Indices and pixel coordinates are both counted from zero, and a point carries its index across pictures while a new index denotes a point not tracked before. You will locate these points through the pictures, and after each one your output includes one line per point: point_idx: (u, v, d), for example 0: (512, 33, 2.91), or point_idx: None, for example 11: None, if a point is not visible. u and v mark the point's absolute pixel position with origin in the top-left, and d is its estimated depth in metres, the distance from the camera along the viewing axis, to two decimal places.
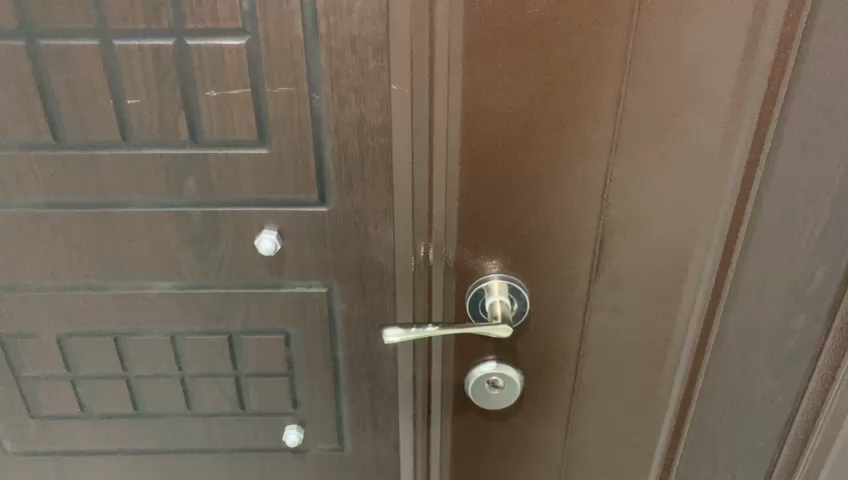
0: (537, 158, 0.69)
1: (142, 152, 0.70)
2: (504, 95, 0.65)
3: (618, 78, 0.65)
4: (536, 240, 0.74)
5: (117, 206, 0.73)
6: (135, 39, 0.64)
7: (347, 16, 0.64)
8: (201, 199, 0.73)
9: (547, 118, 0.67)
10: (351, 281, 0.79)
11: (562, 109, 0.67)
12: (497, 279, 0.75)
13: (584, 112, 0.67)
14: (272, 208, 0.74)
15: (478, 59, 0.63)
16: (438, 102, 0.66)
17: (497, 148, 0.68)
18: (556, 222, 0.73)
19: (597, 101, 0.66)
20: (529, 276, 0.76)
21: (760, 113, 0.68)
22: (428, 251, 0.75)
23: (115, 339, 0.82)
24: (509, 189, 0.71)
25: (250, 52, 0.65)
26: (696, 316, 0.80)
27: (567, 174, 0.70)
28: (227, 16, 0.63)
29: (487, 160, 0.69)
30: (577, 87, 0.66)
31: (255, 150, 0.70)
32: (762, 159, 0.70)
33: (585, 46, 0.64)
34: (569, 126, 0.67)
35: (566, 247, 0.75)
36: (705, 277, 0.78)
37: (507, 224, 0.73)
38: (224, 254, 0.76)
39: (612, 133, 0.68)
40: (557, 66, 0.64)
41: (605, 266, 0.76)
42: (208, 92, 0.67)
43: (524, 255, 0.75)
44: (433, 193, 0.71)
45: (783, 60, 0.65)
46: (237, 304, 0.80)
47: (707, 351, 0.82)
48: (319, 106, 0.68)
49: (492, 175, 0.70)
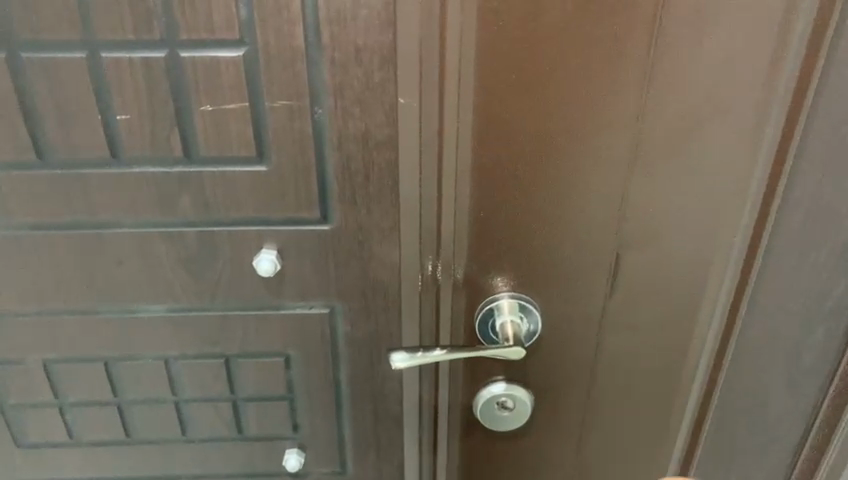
0: (552, 173, 0.66)
1: (133, 170, 0.66)
2: (518, 108, 0.62)
3: (637, 90, 0.62)
4: (550, 258, 0.71)
5: (106, 227, 0.69)
6: (125, 51, 0.59)
7: (352, 25, 0.60)
8: (196, 218, 0.69)
9: (562, 132, 0.63)
10: (354, 301, 0.76)
11: (579, 122, 0.63)
12: (507, 299, 0.72)
13: (602, 125, 0.63)
14: (271, 227, 0.70)
15: (491, 70, 0.60)
16: (448, 117, 0.62)
17: (510, 163, 0.65)
18: (570, 240, 0.70)
19: (615, 114, 0.63)
20: (541, 296, 0.73)
21: (784, 122, 0.65)
22: (436, 269, 0.71)
23: (105, 364, 0.78)
24: (523, 205, 0.67)
25: (247, 64, 0.61)
26: (714, 335, 0.78)
27: (583, 189, 0.67)
28: (223, 25, 0.59)
29: (500, 176, 0.65)
30: (594, 99, 0.62)
31: (254, 167, 0.66)
32: (785, 170, 0.67)
33: (603, 56, 0.60)
34: (585, 140, 0.64)
35: (580, 264, 0.71)
36: (723, 291, 0.75)
37: (518, 242, 0.69)
38: (221, 275, 0.73)
39: (630, 147, 0.65)
40: (574, 77, 0.61)
41: (621, 283, 0.73)
42: (203, 107, 0.63)
43: (537, 274, 0.71)
44: (441, 212, 0.68)
45: (810, 66, 0.62)
46: (234, 326, 0.77)
47: (722, 371, 0.80)
48: (321, 120, 0.64)
49: (504, 192, 0.66)
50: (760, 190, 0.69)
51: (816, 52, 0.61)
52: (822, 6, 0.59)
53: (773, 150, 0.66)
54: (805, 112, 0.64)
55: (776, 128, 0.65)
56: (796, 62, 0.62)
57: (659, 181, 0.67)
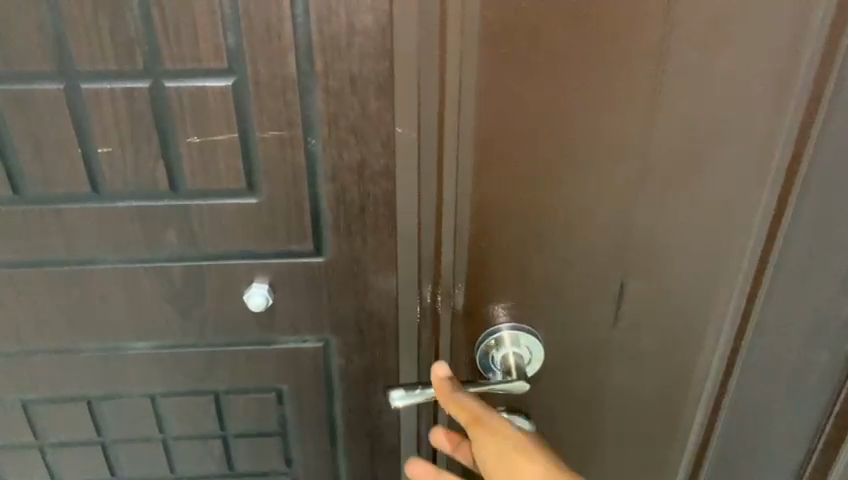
0: (555, 201, 0.63)
1: (115, 205, 0.62)
2: (519, 135, 0.59)
3: (644, 115, 0.59)
4: (553, 287, 0.68)
5: (87, 263, 0.65)
6: (106, 81, 0.56)
7: (347, 53, 0.57)
8: (183, 252, 0.65)
9: (565, 159, 0.61)
10: (349, 335, 0.73)
11: (584, 149, 0.60)
12: (508, 331, 0.69)
13: (607, 152, 0.61)
14: (261, 261, 0.67)
15: (492, 97, 0.57)
16: (447, 145, 0.60)
17: (513, 192, 0.62)
18: (575, 269, 0.67)
19: (621, 140, 0.60)
20: (546, 325, 0.71)
21: (793, 147, 0.62)
22: (436, 300, 0.69)
23: (88, 403, 0.75)
24: (526, 235, 0.64)
25: (236, 94, 0.58)
26: (718, 361, 0.75)
27: (588, 217, 0.64)
28: (210, 54, 0.56)
29: (501, 206, 0.62)
30: (599, 127, 0.59)
31: (243, 200, 0.63)
32: (792, 197, 0.64)
33: (608, 81, 0.57)
34: (590, 167, 0.61)
35: (584, 293, 0.69)
36: (727, 319, 0.73)
37: (520, 273, 0.67)
38: (209, 310, 0.69)
39: (638, 173, 0.62)
40: (578, 103, 0.58)
41: (625, 311, 0.71)
42: (190, 138, 0.59)
43: (540, 305, 0.69)
44: (441, 241, 0.65)
45: (820, 90, 0.59)
46: (224, 362, 0.73)
47: (725, 399, 0.77)
48: (315, 150, 0.61)
49: (505, 222, 0.63)
50: (769, 218, 0.67)
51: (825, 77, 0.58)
52: (834, 29, 0.56)
53: (782, 177, 0.64)
54: (813, 137, 0.61)
55: (786, 154, 0.63)
56: (807, 85, 0.59)
57: (666, 207, 0.65)
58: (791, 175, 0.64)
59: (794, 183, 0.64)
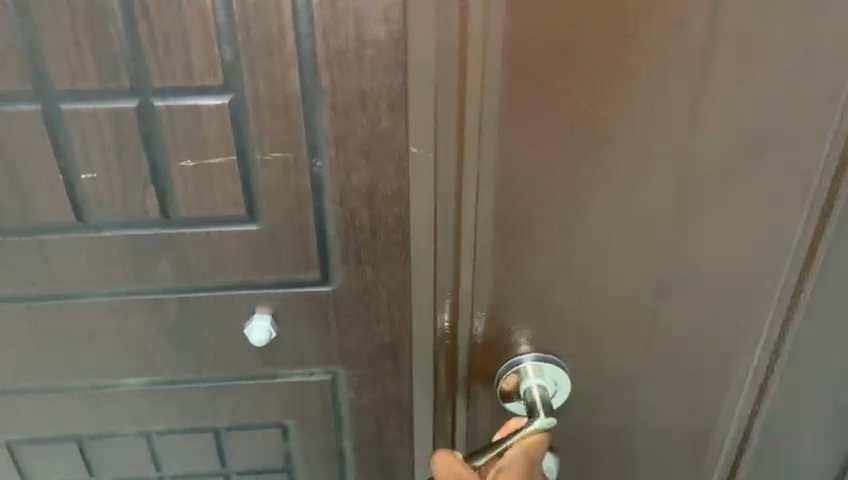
0: (585, 228, 0.56)
1: (102, 235, 0.56)
2: (547, 153, 0.52)
3: (688, 135, 0.52)
4: (581, 320, 0.62)
5: (73, 297, 0.60)
6: (88, 101, 0.50)
7: (355, 66, 0.51)
8: (177, 283, 0.60)
9: (599, 180, 0.53)
10: (359, 367, 0.67)
11: (622, 169, 0.53)
12: (531, 362, 0.63)
13: (647, 174, 0.53)
14: (264, 290, 0.61)
15: (518, 111, 0.50)
16: (468, 163, 0.53)
17: (539, 216, 0.55)
18: (606, 301, 0.60)
19: (664, 163, 0.53)
20: (572, 361, 0.64)
21: (838, 158, 0.54)
22: (453, 330, 0.63)
23: (79, 443, 0.69)
24: (553, 262, 0.58)
25: (233, 113, 0.52)
26: (747, 391, 0.68)
27: (622, 246, 0.57)
28: (204, 70, 0.50)
29: (524, 230, 0.56)
30: (639, 145, 0.52)
31: (242, 227, 0.57)
32: (834, 218, 0.57)
33: (651, 96, 0.50)
34: (627, 192, 0.54)
35: (616, 325, 0.62)
36: (758, 350, 0.65)
37: (545, 302, 0.60)
38: (207, 343, 0.64)
39: (681, 202, 0.55)
40: (617, 119, 0.51)
41: (660, 345, 0.64)
42: (182, 162, 0.54)
43: (567, 336, 0.63)
44: (459, 269, 0.59)
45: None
46: (224, 397, 0.68)
47: (757, 423, 0.71)
48: (321, 173, 0.56)
49: (529, 248, 0.57)
50: (808, 237, 0.58)
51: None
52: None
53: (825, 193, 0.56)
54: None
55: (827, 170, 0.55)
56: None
57: (707, 234, 0.57)
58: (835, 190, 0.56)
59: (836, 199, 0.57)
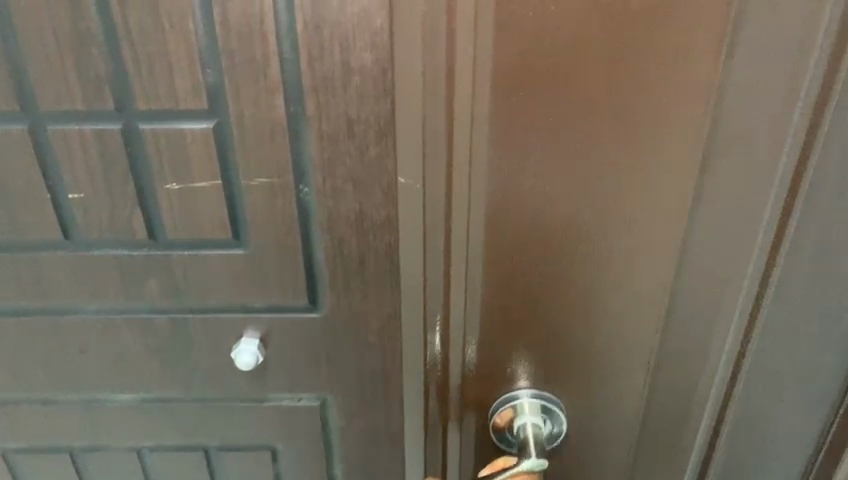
0: (581, 248, 0.55)
1: (90, 253, 0.56)
2: (539, 171, 0.52)
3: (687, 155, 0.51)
4: (579, 345, 0.60)
5: (63, 312, 0.60)
6: (74, 121, 0.50)
7: (342, 94, 0.50)
8: (165, 304, 0.60)
9: (594, 199, 0.53)
10: (349, 397, 0.65)
11: (620, 190, 0.52)
12: (528, 398, 0.62)
13: (646, 194, 0.53)
14: (251, 314, 0.60)
15: (509, 129, 0.50)
16: (459, 184, 0.52)
17: (532, 237, 0.55)
18: (603, 326, 0.59)
19: (666, 183, 0.52)
20: (568, 391, 0.63)
21: (798, 152, 0.51)
22: (444, 360, 0.61)
23: (71, 454, 0.69)
24: (549, 284, 0.57)
25: (217, 137, 0.51)
26: (715, 395, 0.64)
27: (621, 269, 0.56)
28: (188, 93, 0.49)
29: (518, 250, 0.55)
30: (638, 163, 0.51)
31: (228, 251, 0.56)
32: (795, 213, 0.53)
33: (649, 114, 0.49)
34: (624, 214, 0.53)
35: (615, 352, 0.61)
36: (720, 360, 0.61)
37: (541, 325, 0.59)
38: (196, 364, 0.63)
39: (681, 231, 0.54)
40: (612, 137, 0.50)
41: (659, 375, 0.62)
42: (168, 184, 0.53)
43: (564, 363, 0.61)
44: (451, 295, 0.58)
45: (829, 83, 0.48)
46: (213, 417, 0.67)
47: (716, 451, 0.67)
48: (308, 199, 0.54)
49: (522, 268, 0.56)
50: (768, 238, 0.55)
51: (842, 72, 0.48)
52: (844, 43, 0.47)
53: (787, 188, 0.53)
54: (818, 142, 0.50)
55: (787, 161, 0.51)
56: (819, 76, 0.48)
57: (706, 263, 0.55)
58: (795, 185, 0.52)
59: (798, 190, 0.53)
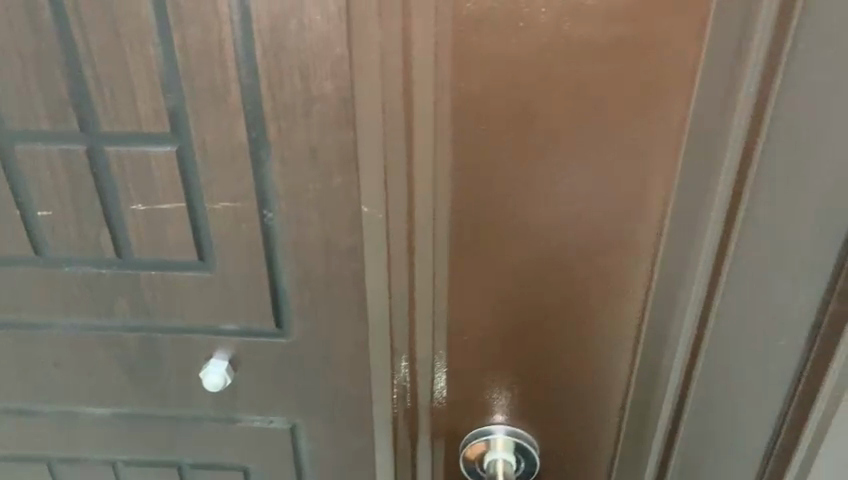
0: (548, 278, 0.54)
1: (61, 269, 0.57)
2: (501, 202, 0.50)
3: (658, 184, 0.49)
4: (546, 374, 0.59)
5: (36, 327, 0.60)
6: (40, 140, 0.50)
7: (304, 121, 0.49)
8: (135, 322, 0.60)
9: (558, 229, 0.52)
10: (320, 421, 0.64)
11: (587, 221, 0.51)
12: (502, 435, 0.61)
13: (616, 225, 0.51)
14: (220, 336, 0.60)
15: (468, 160, 0.49)
16: (420, 217, 0.51)
17: (494, 266, 0.53)
18: (573, 355, 0.58)
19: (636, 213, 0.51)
20: (537, 425, 0.62)
21: (747, 133, 0.43)
22: (412, 391, 0.60)
23: (49, 464, 0.70)
24: (516, 313, 0.56)
25: (181, 161, 0.51)
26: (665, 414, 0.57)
27: (591, 297, 0.55)
28: (150, 116, 0.49)
29: (482, 281, 0.54)
30: (605, 193, 0.50)
31: (195, 272, 0.56)
32: (730, 249, 0.46)
33: (614, 143, 0.48)
34: (592, 243, 0.52)
35: (588, 380, 0.59)
36: (668, 393, 0.56)
37: (510, 355, 0.58)
38: (167, 383, 0.63)
39: (647, 266, 0.53)
40: (577, 167, 0.49)
41: (632, 410, 0.60)
42: (134, 205, 0.53)
43: (534, 393, 0.60)
44: (416, 328, 0.57)
45: (761, 112, 0.42)
46: (184, 435, 0.67)
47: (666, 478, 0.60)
48: (273, 225, 0.53)
49: (486, 297, 0.55)
50: (703, 286, 0.50)
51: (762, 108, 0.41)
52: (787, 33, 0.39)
53: (713, 252, 0.48)
54: (761, 135, 0.42)
55: (722, 200, 0.46)
56: (747, 111, 0.42)
57: (675, 306, 0.53)
58: (730, 218, 0.46)
59: (733, 227, 0.46)
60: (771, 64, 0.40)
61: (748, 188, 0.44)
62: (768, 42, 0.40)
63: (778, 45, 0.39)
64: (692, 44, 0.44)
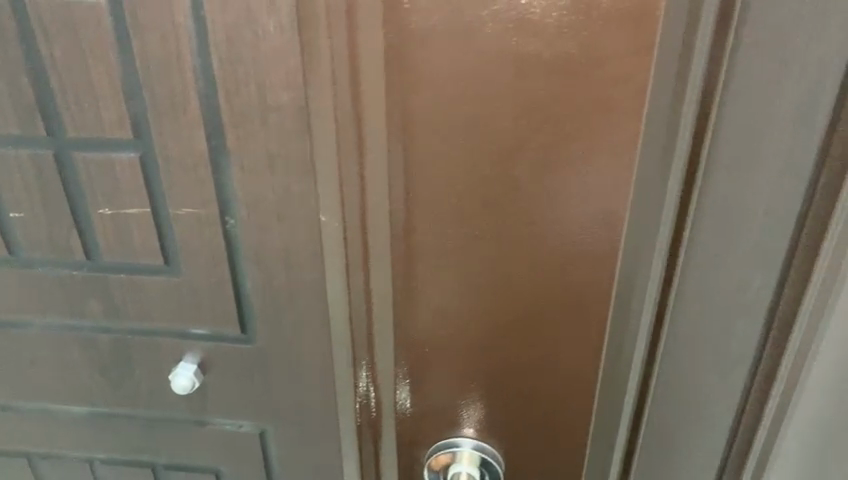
0: (507, 287, 0.54)
1: (33, 270, 0.58)
2: (456, 210, 0.50)
3: (615, 198, 0.49)
4: (508, 384, 0.59)
5: (13, 325, 0.62)
6: (11, 144, 0.52)
7: (261, 130, 0.49)
8: (106, 324, 0.61)
9: (515, 238, 0.51)
10: (287, 427, 0.65)
11: (543, 231, 0.51)
12: (469, 448, 0.61)
13: (574, 237, 0.51)
14: (187, 340, 0.61)
15: (422, 168, 0.49)
16: (376, 226, 0.51)
17: (452, 274, 0.53)
18: (535, 366, 0.58)
19: (595, 226, 0.50)
20: (503, 435, 0.62)
21: None
22: (374, 399, 0.60)
23: (29, 460, 0.72)
24: (475, 321, 0.56)
25: (144, 166, 0.52)
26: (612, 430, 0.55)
27: (552, 308, 0.55)
28: (113, 122, 0.50)
29: (441, 289, 0.54)
30: (561, 205, 0.50)
31: (161, 276, 0.57)
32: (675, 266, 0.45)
33: (567, 156, 0.48)
34: (550, 255, 0.52)
35: (551, 390, 0.59)
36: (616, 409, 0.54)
37: (472, 363, 0.58)
38: (139, 384, 0.64)
39: (608, 280, 0.53)
40: (531, 179, 0.49)
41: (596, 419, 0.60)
42: (101, 210, 0.54)
43: (495, 402, 0.60)
44: (376, 336, 0.56)
45: (698, 141, 0.38)
46: (157, 436, 0.68)
47: None
48: (235, 231, 0.54)
49: (445, 306, 0.55)
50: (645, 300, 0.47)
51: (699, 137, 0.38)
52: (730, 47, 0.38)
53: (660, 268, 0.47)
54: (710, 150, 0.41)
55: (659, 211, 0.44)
56: (687, 138, 0.39)
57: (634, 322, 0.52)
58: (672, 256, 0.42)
59: (676, 261, 0.42)
60: (706, 99, 0.37)
61: (688, 223, 0.40)
62: (702, 76, 0.36)
63: (714, 70, 0.36)
64: (641, 59, 0.44)
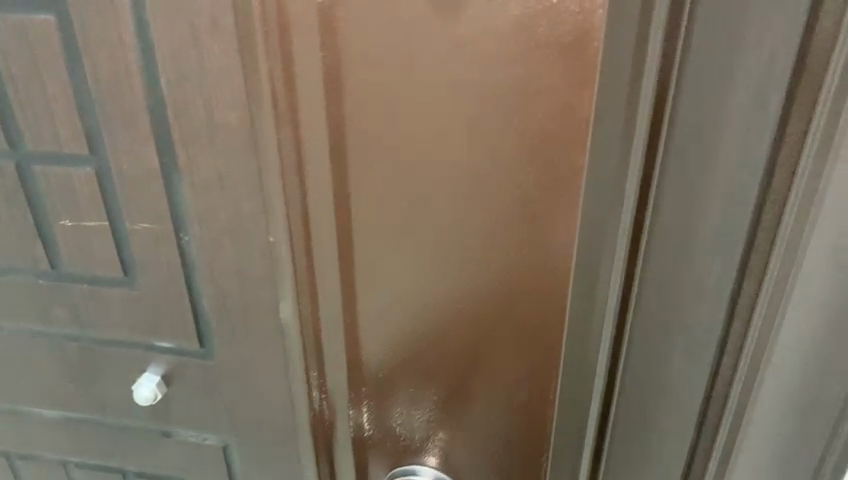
0: (459, 304, 0.53)
1: (3, 276, 0.59)
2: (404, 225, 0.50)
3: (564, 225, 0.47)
4: (464, 400, 0.58)
5: None
6: None
7: (209, 148, 0.49)
8: (73, 332, 0.62)
9: (465, 257, 0.50)
10: (249, 442, 0.65)
11: (493, 252, 0.50)
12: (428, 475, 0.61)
13: (526, 260, 0.50)
14: (149, 352, 0.61)
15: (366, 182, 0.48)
16: (321, 239, 0.51)
17: (403, 288, 0.53)
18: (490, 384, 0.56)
19: (547, 251, 0.49)
20: (459, 451, 0.61)
21: None
22: (329, 409, 0.60)
23: (8, 458, 0.73)
24: (429, 334, 0.55)
25: (100, 179, 0.52)
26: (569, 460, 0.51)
27: (507, 328, 0.53)
28: (69, 136, 0.51)
29: (393, 301, 0.54)
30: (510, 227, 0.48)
31: (121, 288, 0.57)
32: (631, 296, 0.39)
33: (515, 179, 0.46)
34: (501, 278, 0.51)
35: (507, 411, 0.58)
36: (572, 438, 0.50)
37: (426, 374, 0.57)
38: (106, 392, 0.65)
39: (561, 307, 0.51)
40: (477, 199, 0.48)
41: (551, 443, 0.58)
42: (62, 221, 0.55)
43: (450, 416, 0.59)
44: (325, 345, 0.56)
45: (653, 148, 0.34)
46: (126, 442, 0.69)
47: None
48: (189, 247, 0.54)
49: (399, 318, 0.54)
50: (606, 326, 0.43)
51: (648, 168, 0.34)
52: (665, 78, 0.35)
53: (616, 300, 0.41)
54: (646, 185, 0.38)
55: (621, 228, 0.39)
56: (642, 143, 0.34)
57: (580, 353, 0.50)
58: (626, 291, 0.38)
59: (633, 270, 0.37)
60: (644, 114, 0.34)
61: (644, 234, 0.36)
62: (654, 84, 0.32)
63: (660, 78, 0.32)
64: (583, 88, 0.42)
